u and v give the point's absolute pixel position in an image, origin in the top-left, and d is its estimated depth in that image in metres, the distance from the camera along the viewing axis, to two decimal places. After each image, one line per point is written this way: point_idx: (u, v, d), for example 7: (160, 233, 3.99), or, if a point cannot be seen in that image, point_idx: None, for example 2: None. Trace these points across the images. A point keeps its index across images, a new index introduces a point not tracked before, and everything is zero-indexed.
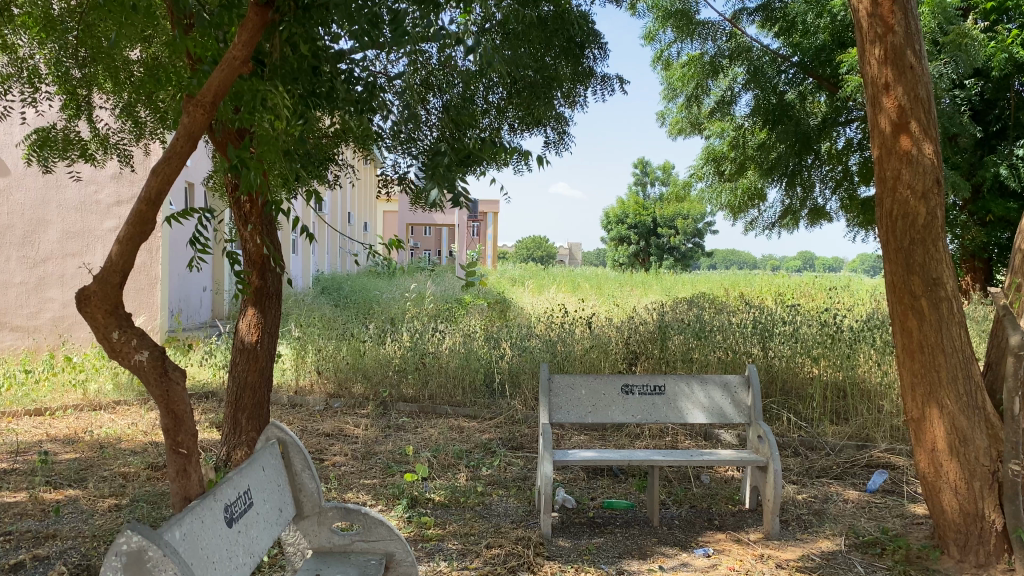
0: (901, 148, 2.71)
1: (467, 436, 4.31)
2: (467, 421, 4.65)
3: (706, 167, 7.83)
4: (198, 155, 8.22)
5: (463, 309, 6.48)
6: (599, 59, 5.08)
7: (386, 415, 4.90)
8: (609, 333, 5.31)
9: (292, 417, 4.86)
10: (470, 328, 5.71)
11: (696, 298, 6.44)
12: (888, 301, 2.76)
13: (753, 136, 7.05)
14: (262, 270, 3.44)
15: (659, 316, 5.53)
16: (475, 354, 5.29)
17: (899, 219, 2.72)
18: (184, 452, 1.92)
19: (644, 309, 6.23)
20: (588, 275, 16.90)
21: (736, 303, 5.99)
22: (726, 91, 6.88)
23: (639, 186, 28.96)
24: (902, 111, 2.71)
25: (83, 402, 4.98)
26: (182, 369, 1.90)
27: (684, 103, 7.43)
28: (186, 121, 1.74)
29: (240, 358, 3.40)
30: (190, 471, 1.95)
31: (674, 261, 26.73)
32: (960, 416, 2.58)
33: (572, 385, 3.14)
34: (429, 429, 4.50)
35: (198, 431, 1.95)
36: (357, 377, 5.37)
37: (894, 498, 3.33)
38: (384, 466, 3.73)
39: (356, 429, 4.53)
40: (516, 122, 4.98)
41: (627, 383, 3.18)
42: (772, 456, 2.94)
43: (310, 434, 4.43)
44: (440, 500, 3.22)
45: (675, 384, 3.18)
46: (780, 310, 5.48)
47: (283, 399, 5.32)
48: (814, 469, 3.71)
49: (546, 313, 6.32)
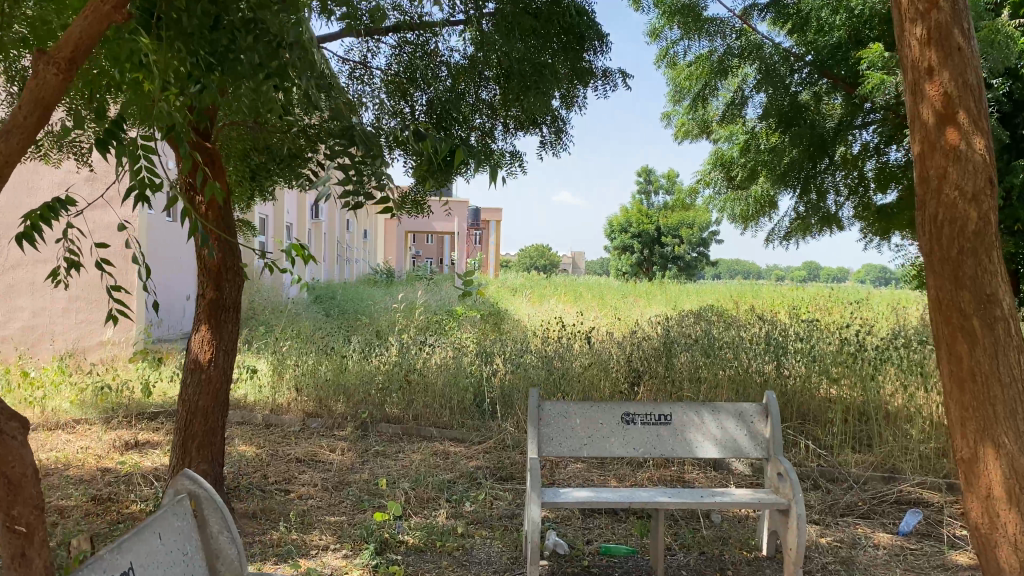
0: (948, 143, 2.32)
1: (452, 463, 3.91)
2: (453, 446, 4.26)
3: (715, 173, 7.45)
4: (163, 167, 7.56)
5: (454, 322, 6.08)
6: (600, 54, 4.56)
7: (366, 437, 4.50)
8: (610, 349, 4.91)
9: (264, 439, 4.46)
10: (461, 342, 5.31)
11: (704, 311, 6.04)
12: (933, 321, 2.37)
13: (763, 140, 6.65)
14: (218, 279, 3.06)
15: (665, 331, 5.13)
16: (465, 370, 4.89)
17: (946, 225, 2.32)
18: (21, 529, 1.61)
19: (648, 322, 5.83)
20: (588, 284, 16.54)
21: (747, 317, 5.58)
22: (736, 92, 6.49)
23: (643, 195, 28.61)
24: (948, 99, 2.32)
25: (39, 422, 4.60)
26: (20, 423, 1.61)
27: (692, 106, 7.03)
28: (34, 84, 1.53)
29: (191, 379, 3.02)
30: (30, 553, 1.65)
31: (678, 270, 26.33)
32: (1020, 457, 2.19)
33: (565, 414, 2.74)
34: (411, 455, 4.10)
35: (44, 505, 1.65)
36: (338, 395, 4.98)
37: (932, 543, 2.93)
38: (355, 500, 3.34)
39: (331, 454, 4.13)
40: (509, 121, 4.59)
41: (628, 411, 2.79)
42: (795, 499, 2.55)
43: (280, 460, 4.04)
44: (414, 543, 2.83)
45: (682, 413, 2.80)
46: (795, 325, 5.08)
47: (258, 418, 4.93)
48: (837, 506, 3.31)
49: (542, 327, 5.93)
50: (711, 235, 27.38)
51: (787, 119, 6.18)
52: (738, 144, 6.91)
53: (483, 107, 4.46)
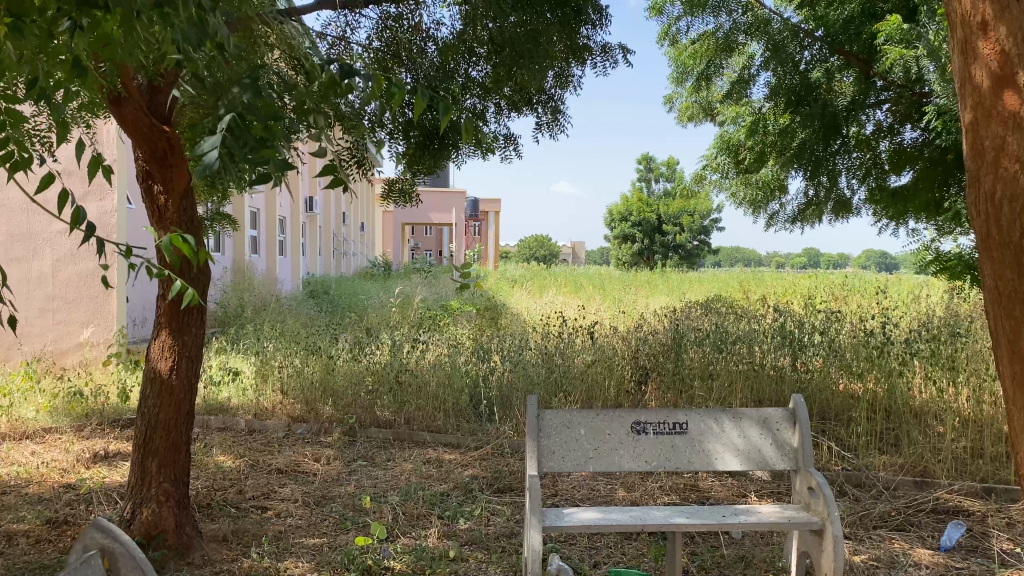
0: (1007, 109, 2.00)
1: (445, 473, 3.61)
2: (448, 453, 3.95)
3: (721, 157, 7.12)
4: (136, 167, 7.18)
5: (450, 317, 5.77)
6: (598, 27, 4.18)
7: (355, 444, 4.19)
8: (615, 345, 4.60)
9: (244, 448, 4.16)
10: (457, 339, 5.01)
11: (713, 302, 5.72)
12: (993, 317, 2.08)
13: (771, 121, 6.33)
14: (180, 278, 2.75)
15: (673, 325, 4.82)
16: (460, 369, 4.58)
17: (1006, 205, 2.01)
18: None
19: (654, 315, 5.51)
20: (589, 274, 16.22)
21: (759, 308, 5.27)
22: (742, 71, 6.15)
23: (644, 183, 28.30)
24: (1006, 58, 1.99)
25: (6, 433, 4.29)
26: None
27: (696, 87, 6.71)
28: None
29: (151, 389, 2.70)
30: None
31: (679, 258, 25.98)
32: None
33: (568, 425, 2.43)
34: (402, 464, 3.80)
35: None
36: (325, 398, 4.68)
37: (979, 561, 2.62)
38: (338, 518, 3.04)
39: (315, 464, 3.83)
40: (503, 101, 4.26)
41: (639, 420, 2.47)
42: (831, 518, 2.23)
43: (260, 471, 3.73)
44: (401, 570, 2.54)
45: (699, 421, 2.48)
46: (811, 317, 4.77)
47: (240, 425, 4.63)
48: (869, 517, 3.00)
49: (542, 321, 5.61)
50: (713, 222, 27.04)
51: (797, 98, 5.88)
52: (744, 126, 6.58)
53: (476, 87, 4.13)
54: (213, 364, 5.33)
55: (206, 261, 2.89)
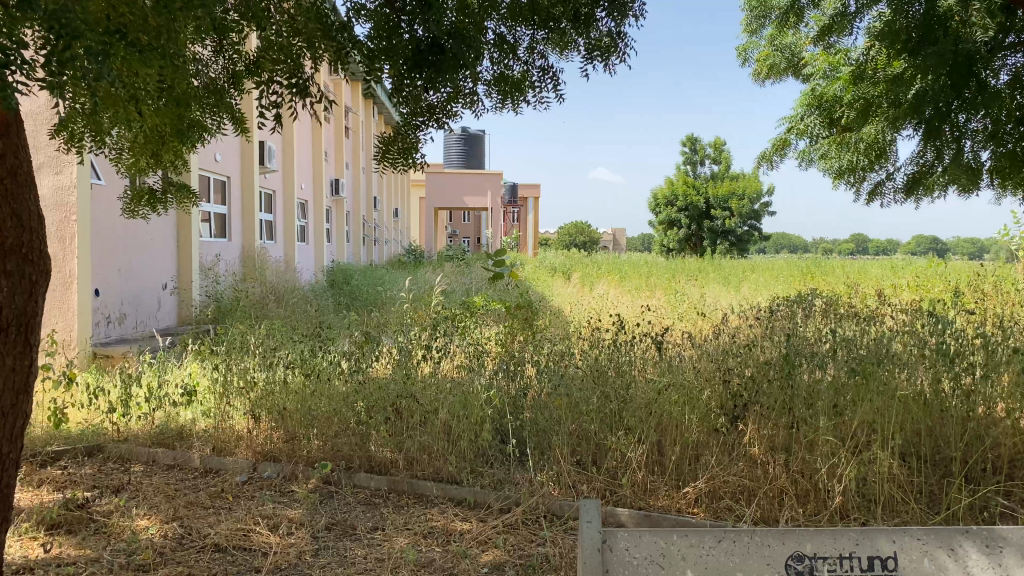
0: None
1: (452, 559, 2.45)
2: (461, 518, 2.78)
3: (810, 117, 5.70)
4: (105, 169, 5.92)
5: (473, 315, 4.59)
6: None
7: (333, 500, 3.02)
8: (694, 364, 3.37)
9: (183, 503, 3.01)
10: (479, 350, 3.82)
11: (810, 298, 4.45)
12: None
13: (880, 69, 4.81)
14: None
15: (773, 338, 3.56)
16: (482, 391, 3.39)
17: None
18: None
19: (737, 317, 4.26)
20: (632, 259, 15.16)
21: (875, 310, 3.99)
22: (832, 11, 4.70)
23: (690, 165, 26.89)
24: None
25: None
26: None
27: (780, 28, 5.33)
28: None
29: None
30: None
31: (728, 245, 24.60)
32: None
33: (665, 560, 1.31)
34: (394, 537, 2.64)
35: None
36: (305, 427, 3.53)
37: None
38: None
39: (271, 534, 2.68)
40: (544, 36, 3.10)
41: (802, 555, 1.31)
42: None
43: (189, 550, 2.58)
44: None
45: (921, 558, 1.30)
46: (960, 325, 3.49)
47: (194, 463, 3.51)
48: None
49: (588, 324, 4.41)
50: (762, 205, 25.63)
51: (916, 38, 4.12)
52: (842, 79, 5.20)
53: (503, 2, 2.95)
54: (175, 378, 4.22)
55: (42, 243, 1.84)
